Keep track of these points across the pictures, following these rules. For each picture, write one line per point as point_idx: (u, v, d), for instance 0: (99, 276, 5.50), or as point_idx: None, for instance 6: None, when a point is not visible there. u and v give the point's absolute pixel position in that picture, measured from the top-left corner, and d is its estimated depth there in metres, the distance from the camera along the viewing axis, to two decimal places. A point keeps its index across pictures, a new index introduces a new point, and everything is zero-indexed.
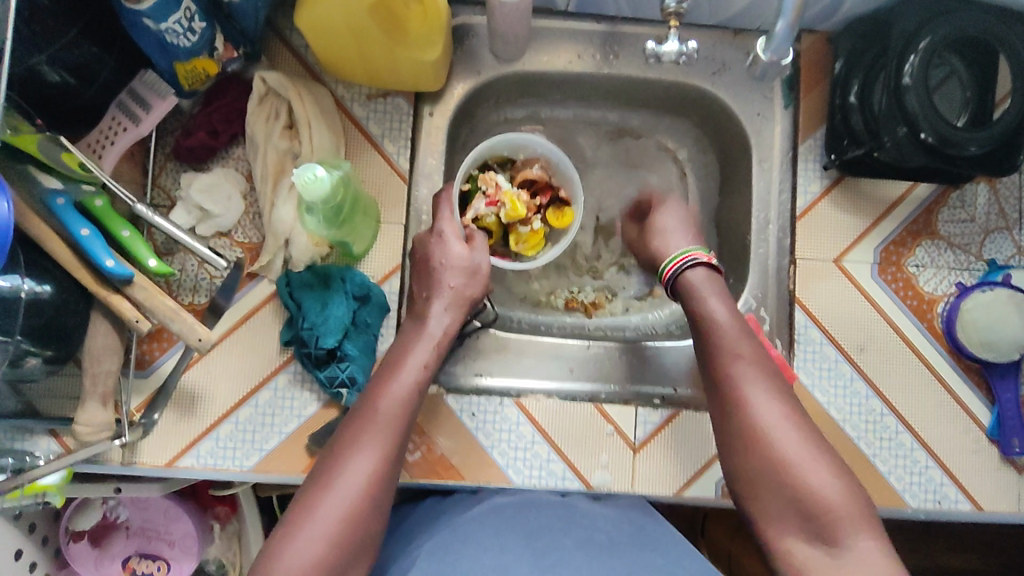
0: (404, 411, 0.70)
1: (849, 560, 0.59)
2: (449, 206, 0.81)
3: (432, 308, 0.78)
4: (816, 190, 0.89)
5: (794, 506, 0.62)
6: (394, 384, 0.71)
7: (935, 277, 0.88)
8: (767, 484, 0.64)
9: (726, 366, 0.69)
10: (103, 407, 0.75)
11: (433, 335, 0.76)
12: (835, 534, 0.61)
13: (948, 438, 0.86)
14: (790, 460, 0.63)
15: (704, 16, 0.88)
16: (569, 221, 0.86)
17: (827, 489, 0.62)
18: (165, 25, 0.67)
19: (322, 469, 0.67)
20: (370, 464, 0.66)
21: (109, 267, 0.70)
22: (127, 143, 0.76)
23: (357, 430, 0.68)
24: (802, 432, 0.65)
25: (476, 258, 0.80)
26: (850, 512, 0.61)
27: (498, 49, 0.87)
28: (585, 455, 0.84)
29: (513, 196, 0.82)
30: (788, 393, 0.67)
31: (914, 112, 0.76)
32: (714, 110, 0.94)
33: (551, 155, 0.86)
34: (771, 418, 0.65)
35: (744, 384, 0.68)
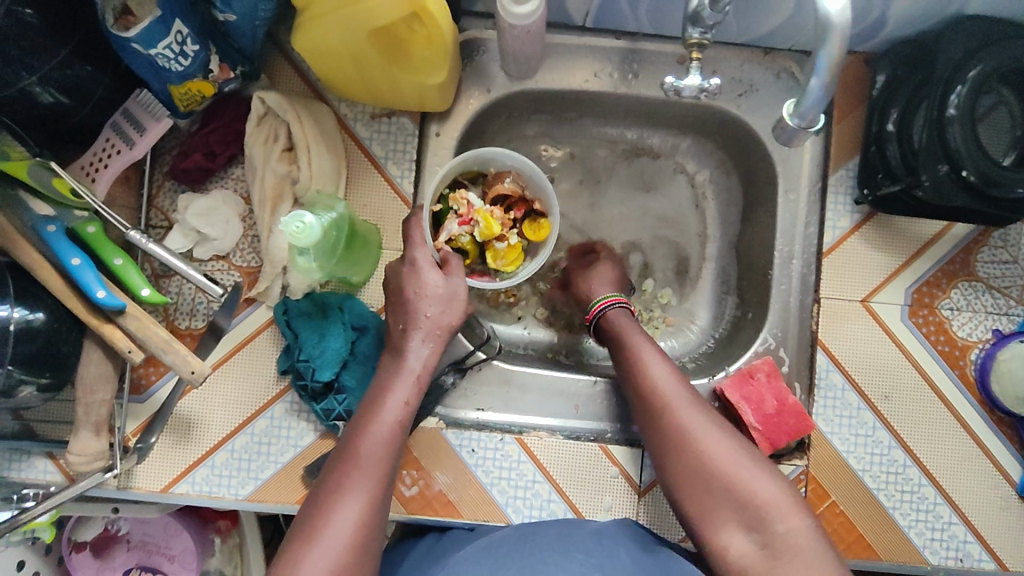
0: (388, 452, 0.67)
1: (794, 551, 0.61)
2: (419, 230, 0.75)
3: (409, 342, 0.73)
4: (846, 225, 0.83)
5: (735, 504, 0.64)
6: (376, 425, 0.68)
7: (971, 322, 0.82)
8: (707, 487, 0.66)
9: (652, 386, 0.72)
10: (97, 436, 0.73)
11: (414, 369, 0.72)
12: (776, 526, 0.63)
13: (977, 493, 0.81)
14: (713, 459, 0.66)
15: (732, 34, 0.82)
16: (546, 234, 0.79)
17: (764, 484, 0.65)
18: (154, 50, 0.64)
19: (304, 523, 0.63)
20: (358, 511, 0.63)
21: (101, 298, 0.68)
22: (120, 167, 0.74)
23: (341, 476, 0.65)
24: (718, 432, 0.68)
25: (452, 284, 0.74)
26: (786, 501, 0.64)
27: (509, 68, 0.82)
28: (587, 496, 0.81)
29: (487, 213, 0.75)
30: (697, 398, 0.71)
31: (957, 147, 0.71)
32: (738, 133, 0.88)
33: (523, 167, 0.80)
34: (702, 426, 0.68)
35: (673, 400, 0.70)
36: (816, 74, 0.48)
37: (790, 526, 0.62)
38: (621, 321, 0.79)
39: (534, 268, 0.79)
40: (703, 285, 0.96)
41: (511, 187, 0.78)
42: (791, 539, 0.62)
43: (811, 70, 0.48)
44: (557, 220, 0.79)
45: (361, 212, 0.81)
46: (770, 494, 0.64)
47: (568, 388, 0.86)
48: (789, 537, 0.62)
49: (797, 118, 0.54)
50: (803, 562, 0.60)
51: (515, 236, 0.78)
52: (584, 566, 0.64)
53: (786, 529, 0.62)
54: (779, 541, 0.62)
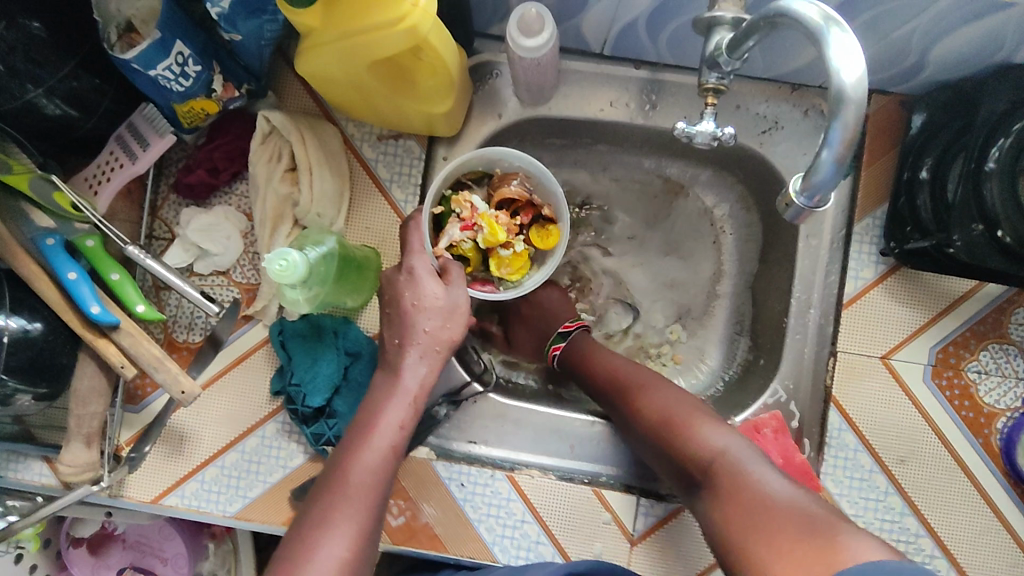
0: (379, 481, 0.63)
1: (719, 482, 0.58)
2: (418, 236, 0.72)
3: (406, 361, 0.68)
4: (869, 276, 0.78)
5: (678, 455, 0.64)
6: (368, 453, 0.63)
7: (998, 387, 0.77)
8: (658, 446, 0.67)
9: (608, 373, 0.76)
10: (87, 447, 0.74)
11: (410, 391, 0.67)
12: (704, 461, 0.60)
13: (995, 570, 0.76)
14: (650, 417, 0.68)
15: (758, 69, 0.78)
16: (555, 241, 0.76)
17: (695, 426, 0.63)
18: (154, 71, 0.63)
19: (286, 557, 0.58)
20: (348, 540, 0.59)
21: (95, 314, 0.69)
22: (123, 180, 0.73)
23: (327, 507, 0.60)
24: (657, 392, 0.70)
25: (453, 295, 0.70)
26: (714, 435, 0.61)
27: (521, 94, 0.79)
28: (577, 540, 0.78)
29: (491, 219, 0.72)
30: (645, 372, 0.74)
31: (994, 209, 0.66)
32: (760, 171, 0.84)
33: (530, 167, 0.76)
34: (645, 395, 0.70)
35: (621, 380, 0.74)
36: (828, 145, 0.44)
37: (718, 453, 0.60)
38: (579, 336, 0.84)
39: (542, 277, 0.76)
40: (716, 323, 0.92)
41: (518, 189, 0.74)
42: (720, 466, 0.59)
43: (823, 142, 0.44)
44: (566, 229, 0.75)
45: (363, 234, 0.79)
46: (706, 433, 0.62)
47: (565, 427, 0.84)
48: (714, 467, 0.59)
49: (804, 197, 0.48)
50: (730, 488, 0.56)
51: (521, 243, 0.74)
52: None
53: (715, 459, 0.60)
54: (712, 472, 0.59)
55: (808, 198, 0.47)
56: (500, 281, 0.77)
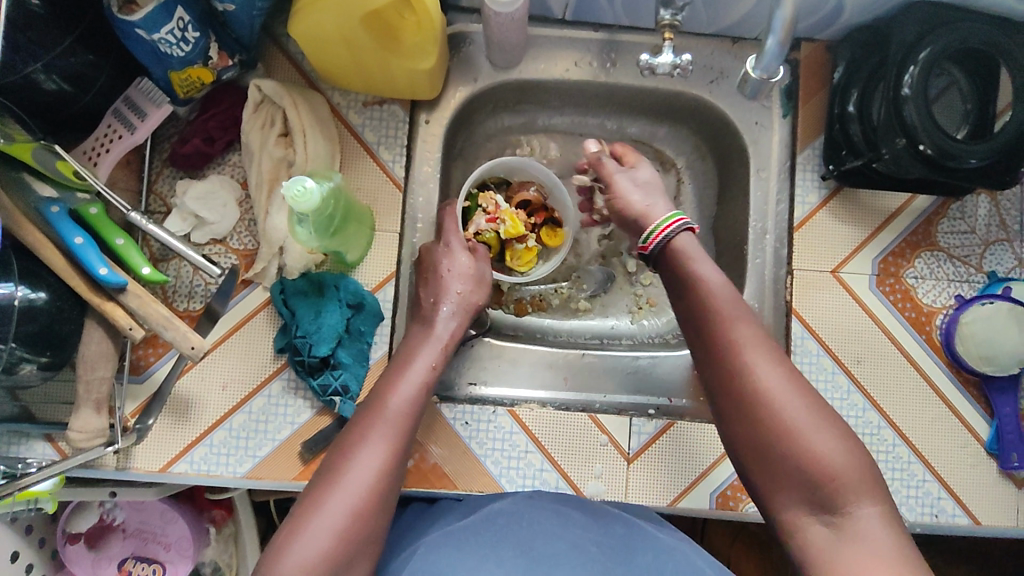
0: (412, 409, 0.68)
1: (853, 531, 0.56)
2: (453, 219, 0.84)
3: (438, 312, 0.78)
4: (814, 201, 0.88)
5: (797, 475, 0.59)
6: (403, 384, 0.69)
7: (935, 289, 0.87)
8: (772, 457, 0.60)
9: (726, 339, 0.65)
10: (97, 413, 0.76)
11: (441, 338, 0.76)
12: (842, 506, 0.57)
13: (947, 450, 0.85)
14: (787, 421, 0.60)
15: (702, 25, 0.88)
16: (561, 240, 0.92)
17: (828, 450, 0.59)
18: (157, 35, 0.68)
19: (324, 469, 0.63)
20: (382, 457, 0.63)
21: (102, 275, 0.71)
22: (121, 152, 0.77)
23: (364, 425, 0.65)
24: (795, 392, 0.61)
25: (480, 268, 0.82)
26: (856, 478, 0.58)
27: (495, 57, 0.87)
28: (578, 465, 0.84)
29: (513, 214, 0.87)
30: (772, 350, 0.64)
31: (911, 123, 0.75)
32: (712, 119, 0.93)
33: (544, 180, 0.92)
34: (776, 386, 0.61)
35: (746, 356, 0.63)
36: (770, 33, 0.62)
37: (856, 506, 0.57)
38: (686, 241, 0.72)
39: (547, 270, 0.91)
40: None
41: (535, 195, 0.89)
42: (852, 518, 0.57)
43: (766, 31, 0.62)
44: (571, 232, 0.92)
45: (356, 194, 0.85)
46: (848, 478, 0.58)
47: (559, 361, 0.90)
48: (854, 518, 0.57)
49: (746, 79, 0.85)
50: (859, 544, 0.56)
51: (537, 238, 0.89)
52: (583, 540, 0.71)
53: (852, 510, 0.57)
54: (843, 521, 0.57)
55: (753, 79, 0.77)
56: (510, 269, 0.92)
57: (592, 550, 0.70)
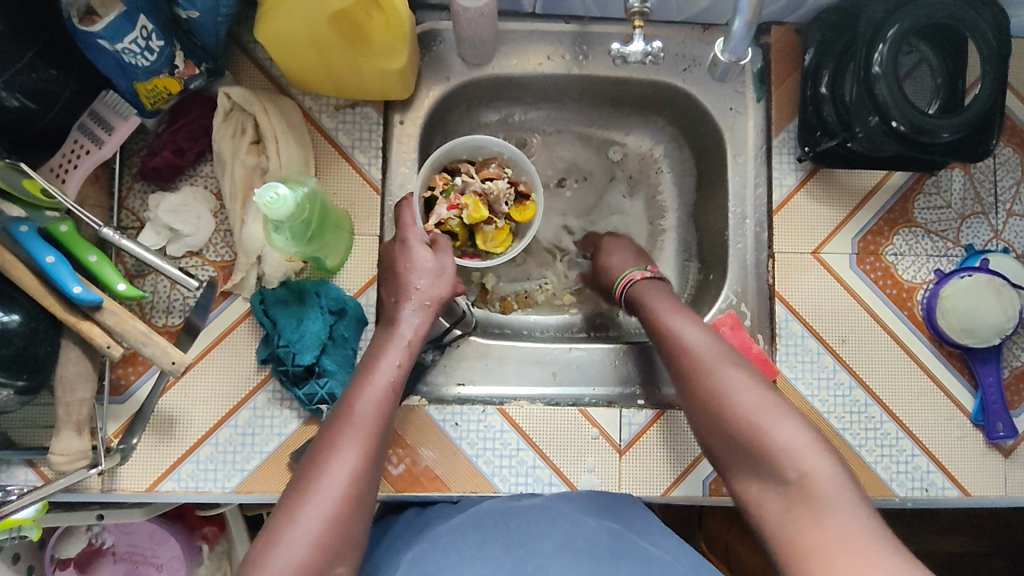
0: (381, 411, 0.70)
1: (810, 498, 0.63)
2: (410, 213, 0.82)
3: (401, 312, 0.77)
4: (791, 182, 0.89)
5: (755, 459, 0.67)
6: (370, 387, 0.71)
7: (914, 265, 0.88)
8: (732, 442, 0.69)
9: (686, 349, 0.74)
10: (79, 435, 0.74)
11: (405, 337, 0.76)
12: (795, 476, 0.64)
13: (934, 424, 0.86)
14: (741, 410, 0.68)
15: (671, 13, 0.88)
16: (531, 213, 0.88)
17: (777, 432, 0.66)
18: (120, 45, 0.66)
19: (299, 479, 0.66)
20: (354, 461, 0.66)
21: (76, 293, 0.69)
22: (91, 166, 0.75)
23: (335, 432, 0.68)
24: (749, 386, 0.70)
25: (441, 260, 0.81)
26: (806, 449, 0.65)
27: (466, 54, 0.86)
28: (570, 459, 0.84)
29: (474, 197, 0.83)
30: (730, 355, 0.73)
31: (885, 101, 0.76)
32: (687, 107, 0.94)
33: (506, 152, 0.88)
34: (727, 382, 0.70)
35: (702, 362, 0.72)
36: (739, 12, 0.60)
37: (807, 473, 0.64)
38: (637, 288, 0.84)
39: (520, 247, 0.88)
40: (666, 253, 1.01)
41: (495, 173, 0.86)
42: (809, 488, 0.63)
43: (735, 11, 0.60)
44: (540, 202, 0.88)
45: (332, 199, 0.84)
46: (796, 447, 0.65)
47: (546, 356, 0.89)
48: (808, 483, 0.63)
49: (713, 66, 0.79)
50: (815, 508, 0.62)
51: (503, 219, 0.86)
52: (571, 533, 0.71)
53: (805, 477, 0.64)
54: (799, 491, 0.64)
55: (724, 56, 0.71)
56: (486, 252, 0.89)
57: (580, 543, 0.70)
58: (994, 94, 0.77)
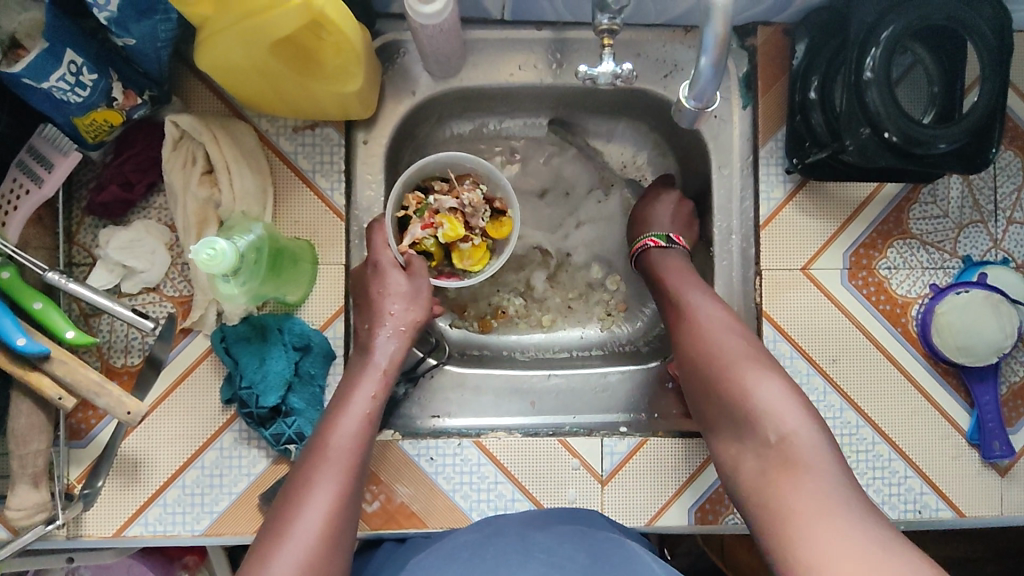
0: (357, 445, 0.67)
1: (787, 460, 0.62)
2: (382, 235, 0.78)
3: (375, 339, 0.74)
4: (780, 195, 0.84)
5: (737, 418, 0.66)
6: (345, 420, 0.68)
7: (908, 279, 0.84)
8: (720, 404, 0.68)
9: (689, 316, 0.75)
10: (35, 487, 0.72)
11: (380, 365, 0.73)
12: (773, 437, 0.63)
13: (928, 444, 0.83)
14: (732, 371, 0.68)
15: (650, 16, 0.82)
16: (508, 230, 0.82)
17: (767, 398, 0.65)
18: (47, 84, 0.62)
19: (274, 521, 0.62)
20: (331, 498, 0.63)
21: (20, 345, 0.65)
22: (31, 208, 0.70)
23: (309, 469, 0.64)
24: (743, 349, 0.69)
25: (417, 283, 0.77)
26: (790, 414, 0.64)
27: (431, 69, 0.81)
28: (550, 491, 0.81)
29: (449, 215, 0.78)
30: (731, 322, 0.73)
31: (875, 112, 0.71)
32: (669, 114, 0.88)
33: (481, 169, 0.83)
34: (720, 346, 0.70)
35: (704, 327, 0.73)
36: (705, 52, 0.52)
37: (787, 435, 0.63)
38: (653, 256, 0.84)
39: (500, 263, 0.81)
40: None
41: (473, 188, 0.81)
42: (786, 447, 0.62)
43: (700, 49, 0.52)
44: (518, 218, 0.82)
45: (293, 228, 0.79)
46: (778, 409, 0.65)
47: (525, 385, 0.88)
48: (786, 445, 0.63)
49: (694, 100, 0.59)
50: (792, 470, 0.61)
51: (480, 235, 0.80)
52: (545, 565, 0.66)
53: (783, 439, 0.63)
54: (776, 452, 0.63)
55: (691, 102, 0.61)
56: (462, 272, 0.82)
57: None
58: (993, 102, 0.72)
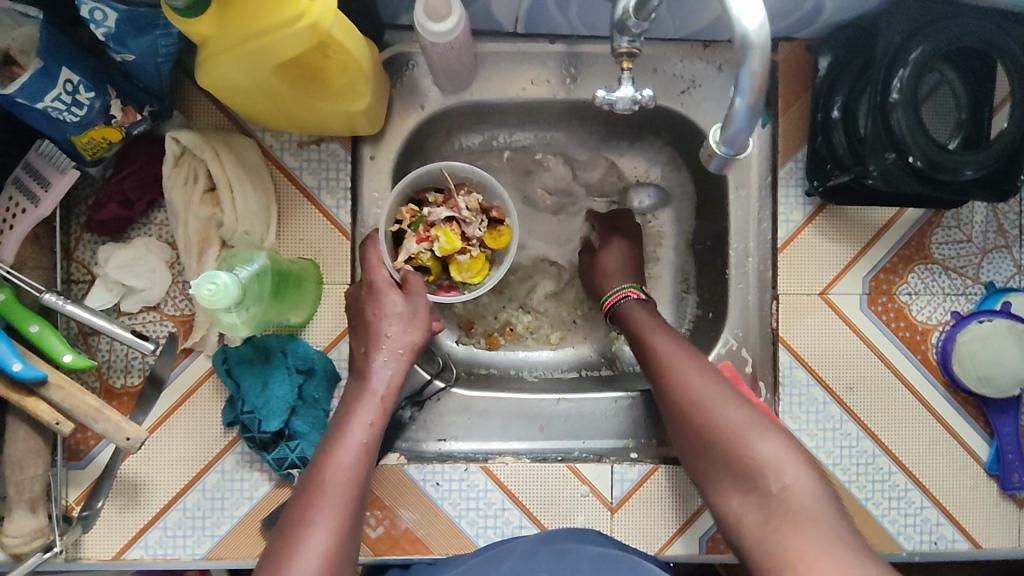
0: (355, 478, 0.62)
1: (790, 511, 0.59)
2: (377, 254, 0.73)
3: (373, 363, 0.69)
4: (799, 218, 0.81)
5: (737, 470, 0.63)
6: (342, 450, 0.63)
7: (929, 305, 0.81)
8: (713, 456, 0.65)
9: (665, 366, 0.72)
10: (32, 513, 0.70)
11: (377, 393, 0.68)
12: (774, 487, 0.60)
13: (945, 474, 0.81)
14: (719, 423, 0.66)
15: (669, 30, 0.79)
16: (507, 240, 0.77)
17: (760, 447, 0.63)
18: (42, 103, 0.60)
19: (269, 561, 0.57)
20: (329, 537, 0.58)
21: (16, 371, 0.63)
22: (28, 227, 0.68)
23: (305, 506, 0.60)
24: (727, 398, 0.67)
25: (415, 302, 0.72)
26: (787, 461, 0.61)
27: (441, 83, 0.78)
28: (559, 517, 0.79)
29: (444, 228, 0.73)
30: (711, 371, 0.70)
31: (902, 136, 0.68)
32: (685, 131, 0.86)
33: (475, 177, 0.77)
34: (703, 395, 0.68)
35: (683, 377, 0.70)
36: (742, 93, 0.49)
37: (788, 485, 0.60)
38: (629, 306, 0.81)
39: (500, 275, 0.76)
40: (662, 282, 0.94)
41: (465, 198, 0.76)
42: (788, 497, 0.59)
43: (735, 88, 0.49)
44: (516, 227, 0.76)
45: (298, 246, 0.77)
46: (773, 455, 0.62)
47: (532, 409, 0.85)
48: (787, 495, 0.59)
49: (725, 146, 0.53)
50: (797, 522, 0.58)
51: (476, 246, 0.75)
52: None
53: (784, 489, 0.60)
54: (777, 503, 0.60)
55: (716, 162, 0.56)
56: (461, 285, 0.77)
57: None
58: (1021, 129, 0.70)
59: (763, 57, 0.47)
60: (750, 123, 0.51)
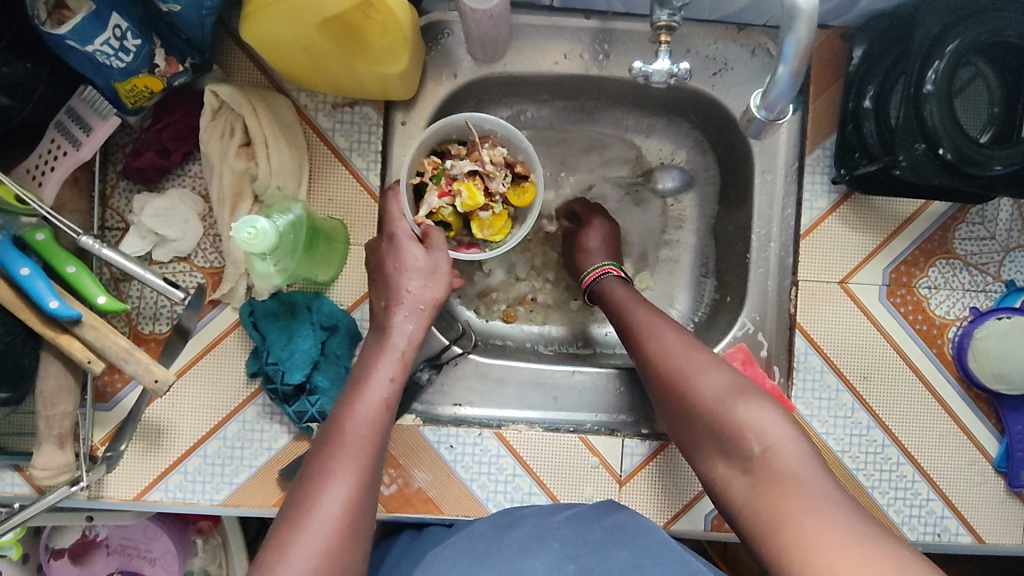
0: (375, 432, 0.63)
1: (773, 472, 0.57)
2: (398, 204, 0.74)
3: (392, 319, 0.70)
4: (823, 206, 0.82)
5: (719, 435, 0.62)
6: (361, 404, 0.64)
7: (948, 300, 0.82)
8: (697, 423, 0.64)
9: (649, 339, 0.72)
10: (60, 449, 0.72)
11: (398, 347, 0.69)
12: (757, 449, 0.59)
13: (955, 469, 0.82)
14: (702, 391, 0.64)
15: (704, 11, 0.79)
16: (531, 198, 0.77)
17: (741, 411, 0.61)
18: (91, 46, 0.61)
19: (291, 508, 0.58)
20: (349, 488, 0.59)
21: (53, 308, 0.65)
22: (69, 168, 0.70)
23: (327, 458, 0.60)
24: (710, 366, 0.66)
25: (435, 256, 0.72)
26: (772, 422, 0.60)
27: (475, 52, 0.79)
28: (569, 486, 0.81)
29: (468, 182, 0.73)
30: (694, 342, 0.69)
31: (935, 129, 0.68)
32: (714, 115, 0.86)
33: (501, 130, 0.77)
34: (685, 363, 0.67)
35: (670, 346, 0.69)
36: (784, 63, 0.53)
37: (771, 445, 0.58)
38: (609, 283, 0.82)
39: (521, 235, 0.76)
40: (681, 265, 0.95)
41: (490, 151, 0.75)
42: (771, 458, 0.58)
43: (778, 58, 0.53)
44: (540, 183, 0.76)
45: (327, 206, 0.79)
46: (755, 417, 0.60)
47: (548, 380, 0.86)
48: (771, 456, 0.58)
49: (764, 110, 0.59)
50: (782, 481, 0.56)
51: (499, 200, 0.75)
52: (558, 557, 0.61)
53: (767, 450, 0.58)
54: (762, 464, 0.58)
55: (757, 122, 0.61)
56: (482, 242, 0.78)
57: (569, 568, 0.59)
58: None
59: (810, 28, 0.50)
60: (789, 91, 0.56)
